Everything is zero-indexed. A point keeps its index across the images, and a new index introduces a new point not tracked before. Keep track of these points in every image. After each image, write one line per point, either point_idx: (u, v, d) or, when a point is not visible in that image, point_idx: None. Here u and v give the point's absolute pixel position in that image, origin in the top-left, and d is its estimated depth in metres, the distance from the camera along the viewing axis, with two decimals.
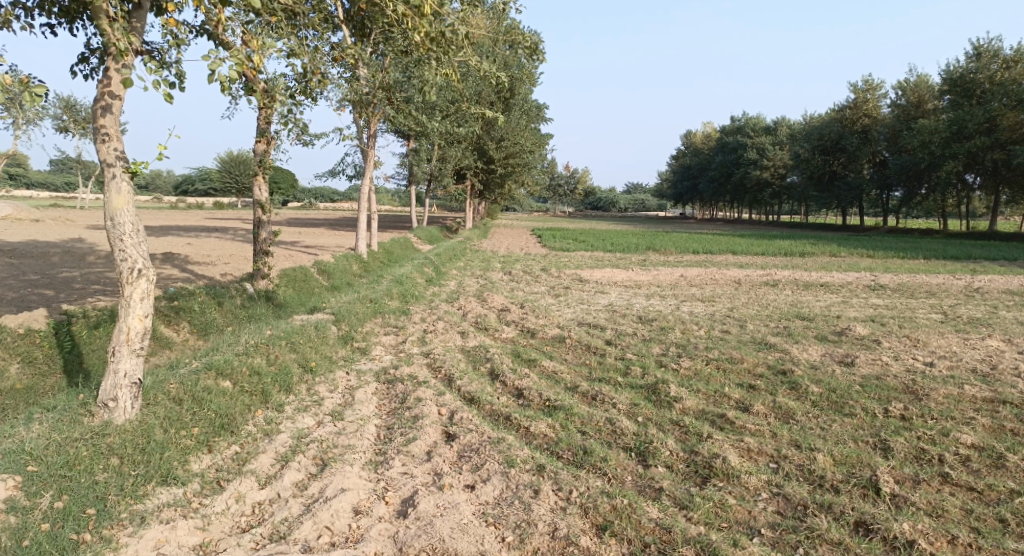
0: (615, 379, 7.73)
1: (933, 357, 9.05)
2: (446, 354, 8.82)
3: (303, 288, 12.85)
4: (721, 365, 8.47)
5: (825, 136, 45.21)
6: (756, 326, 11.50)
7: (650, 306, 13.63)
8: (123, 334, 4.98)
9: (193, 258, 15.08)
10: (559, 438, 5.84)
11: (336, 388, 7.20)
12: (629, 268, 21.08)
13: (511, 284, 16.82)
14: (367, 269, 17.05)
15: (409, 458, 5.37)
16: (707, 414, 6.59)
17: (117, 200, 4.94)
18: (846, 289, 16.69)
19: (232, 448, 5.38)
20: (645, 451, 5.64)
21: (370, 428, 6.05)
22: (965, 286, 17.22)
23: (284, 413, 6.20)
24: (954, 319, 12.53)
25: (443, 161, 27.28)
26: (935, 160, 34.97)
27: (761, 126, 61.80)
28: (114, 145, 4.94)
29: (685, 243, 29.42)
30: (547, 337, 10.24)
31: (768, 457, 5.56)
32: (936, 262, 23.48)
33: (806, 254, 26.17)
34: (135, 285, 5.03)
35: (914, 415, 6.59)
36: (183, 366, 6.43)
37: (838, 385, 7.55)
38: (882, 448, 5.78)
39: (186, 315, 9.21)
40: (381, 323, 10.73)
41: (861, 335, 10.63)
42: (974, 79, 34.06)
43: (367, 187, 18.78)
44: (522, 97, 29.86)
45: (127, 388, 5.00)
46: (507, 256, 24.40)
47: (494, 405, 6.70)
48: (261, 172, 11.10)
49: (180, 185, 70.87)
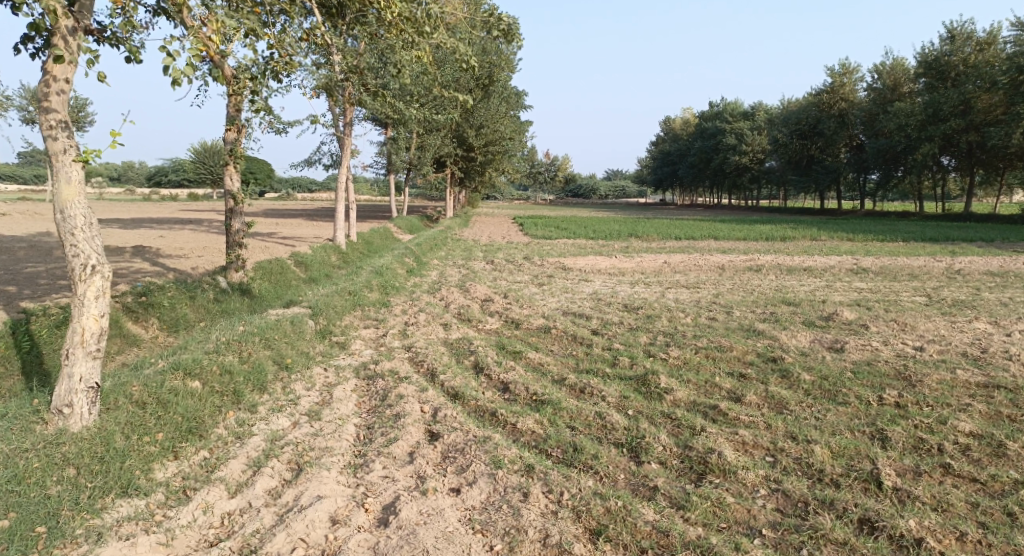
0: (604, 371, 7.50)
1: (922, 341, 8.95)
2: (429, 347, 8.52)
3: (279, 281, 12.44)
4: (710, 353, 8.27)
5: (804, 121, 45.38)
6: (743, 312, 11.34)
7: (635, 294, 13.45)
8: (77, 336, 4.62)
9: (164, 251, 14.59)
10: (547, 435, 5.59)
11: (314, 385, 6.88)
12: (612, 255, 20.87)
13: (493, 273, 16.55)
14: (346, 261, 16.62)
15: (390, 461, 5.08)
16: (700, 406, 6.39)
17: (67, 189, 4.55)
18: (829, 273, 16.64)
19: (201, 454, 5.03)
20: (637, 446, 5.42)
21: (349, 428, 5.75)
22: (945, 269, 17.24)
23: (258, 414, 5.86)
24: (938, 301, 12.53)
25: (422, 148, 26.81)
26: (912, 143, 35.14)
27: (739, 111, 61.95)
28: (65, 134, 4.57)
29: (667, 229, 29.25)
30: (532, 327, 9.99)
31: (764, 450, 5.37)
32: (916, 244, 23.58)
33: (787, 238, 26.18)
34: (89, 282, 4.66)
35: (909, 403, 6.45)
36: (149, 367, 6.06)
37: (830, 372, 7.40)
38: (880, 438, 5.63)
39: (155, 311, 8.79)
40: (361, 317, 10.37)
41: (849, 319, 10.52)
42: (948, 62, 34.23)
43: (345, 176, 18.32)
44: (501, 83, 29.38)
45: (83, 393, 4.65)
46: (489, 245, 24.08)
47: (478, 400, 6.44)
48: (232, 161, 10.64)
49: (153, 176, 69.47)
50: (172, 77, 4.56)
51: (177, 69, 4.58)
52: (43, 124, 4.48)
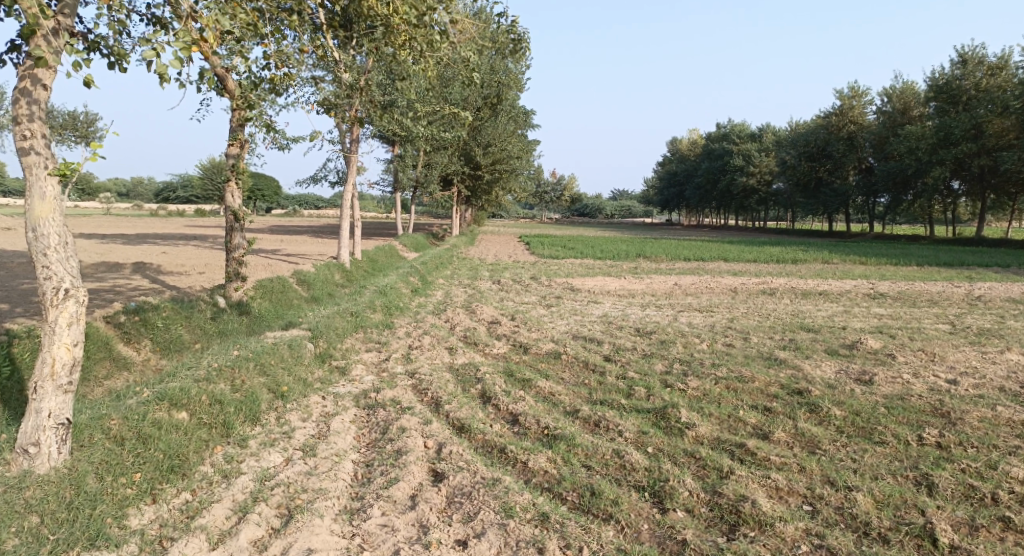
0: (618, 402, 7.03)
1: (955, 373, 8.44)
2: (433, 373, 8.07)
3: (280, 300, 12.02)
4: (731, 384, 7.78)
5: (812, 142, 45.12)
6: (760, 338, 10.85)
7: (646, 317, 12.95)
8: (46, 367, 4.25)
9: (164, 268, 14.23)
10: (561, 476, 5.14)
11: (310, 416, 6.42)
12: (621, 276, 20.42)
13: (500, 294, 16.14)
14: (349, 279, 16.22)
15: (390, 506, 4.62)
16: (725, 444, 5.90)
17: (41, 206, 4.18)
18: (846, 298, 16.15)
19: (182, 497, 4.59)
20: (661, 491, 4.94)
21: (347, 465, 5.31)
22: (966, 295, 16.72)
23: (247, 450, 5.41)
24: (963, 329, 12.02)
25: (429, 167, 26.63)
26: (922, 166, 34.66)
27: (746, 133, 61.90)
28: (38, 144, 4.20)
29: (676, 250, 28.79)
30: (541, 352, 9.52)
31: (799, 497, 4.90)
32: (930, 268, 23.10)
33: (799, 260, 25.70)
34: (61, 308, 4.28)
35: (952, 443, 5.97)
36: (133, 396, 5.61)
37: (862, 407, 6.90)
38: (926, 484, 5.15)
39: (148, 332, 8.35)
40: (363, 339, 9.93)
41: (874, 348, 10.02)
42: (959, 85, 33.85)
43: (350, 193, 17.96)
44: (510, 102, 29.26)
45: (52, 430, 4.26)
46: (496, 264, 23.67)
47: (486, 434, 5.98)
48: (234, 177, 10.25)
49: (162, 192, 69.82)
50: (157, 71, 4.21)
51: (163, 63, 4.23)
52: (18, 134, 4.14)
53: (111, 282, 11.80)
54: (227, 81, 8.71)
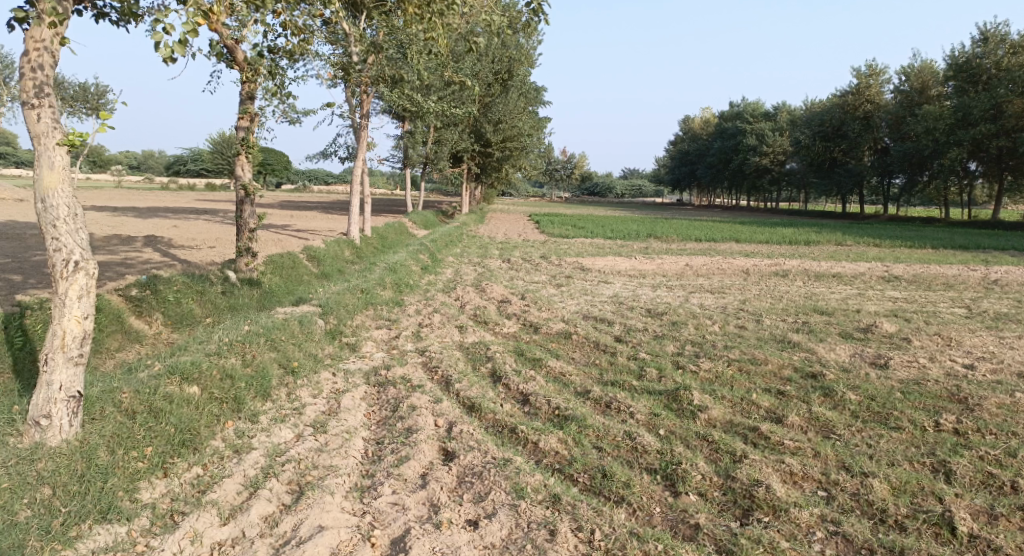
0: (630, 383, 6.96)
1: (972, 359, 8.31)
2: (443, 352, 8.03)
3: (291, 276, 12.00)
4: (744, 367, 7.69)
5: (827, 122, 44.39)
6: (773, 320, 10.74)
7: (657, 298, 12.85)
8: (57, 340, 4.22)
9: (176, 242, 14.23)
10: (573, 457, 5.10)
11: (321, 393, 6.39)
12: (632, 256, 20.27)
13: (510, 272, 16.07)
14: (359, 256, 16.18)
15: (400, 484, 4.60)
16: (738, 427, 5.83)
17: (49, 176, 4.11)
18: (860, 280, 15.95)
19: (193, 472, 4.59)
20: (673, 474, 4.90)
21: (357, 443, 5.28)
22: (982, 278, 16.49)
23: (258, 425, 5.39)
24: (979, 314, 11.84)
25: (439, 143, 26.44)
26: (939, 148, 34.03)
27: (760, 112, 61.07)
28: (48, 112, 4.13)
29: (687, 230, 28.53)
30: (552, 332, 9.46)
31: (814, 483, 4.84)
32: (945, 251, 22.80)
33: (812, 242, 25.40)
34: (71, 280, 4.23)
35: (970, 430, 5.87)
36: (144, 370, 5.59)
37: (878, 392, 6.81)
38: (943, 471, 5.08)
39: (160, 306, 8.33)
40: (373, 316, 9.90)
41: (889, 332, 9.88)
42: (979, 64, 33.10)
43: (360, 169, 17.84)
44: (521, 78, 28.88)
45: (64, 403, 4.24)
46: (505, 242, 23.57)
47: (497, 414, 5.93)
48: (244, 151, 10.15)
49: (172, 166, 70.02)
50: (162, 54, 4.21)
51: (168, 45, 4.22)
52: (25, 102, 4.06)
53: (123, 255, 11.80)
54: (236, 52, 8.54)
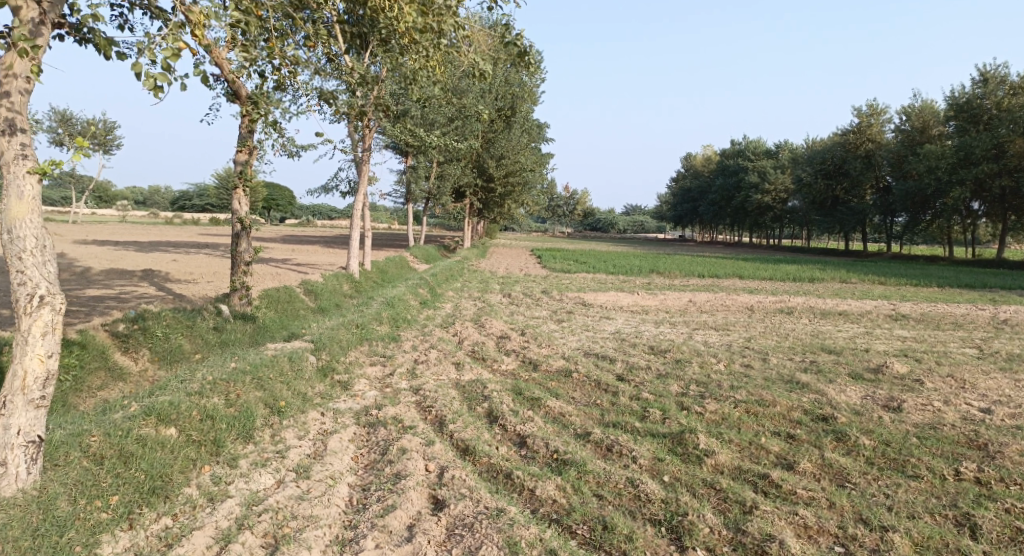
0: (632, 425, 6.64)
1: (989, 402, 7.96)
2: (438, 390, 7.72)
3: (286, 311, 11.74)
4: (751, 409, 7.36)
5: (828, 161, 44.61)
6: (780, 359, 10.41)
7: (660, 335, 12.56)
8: (17, 380, 3.98)
9: (172, 275, 14.02)
10: (571, 507, 4.77)
11: (307, 434, 6.09)
12: (635, 292, 20.01)
13: (510, 308, 15.79)
14: (358, 290, 15.95)
15: (385, 536, 4.29)
16: (747, 474, 5.50)
17: (16, 206, 3.92)
18: (868, 319, 15.64)
19: (162, 523, 4.30)
20: (678, 526, 4.57)
21: (342, 490, 4.96)
22: (991, 318, 16.19)
23: (237, 470, 5.08)
24: (991, 354, 11.50)
25: (442, 178, 26.45)
26: (941, 186, 34.01)
27: (761, 150, 61.56)
28: (18, 139, 3.96)
29: (690, 266, 28.34)
30: (551, 369, 9.15)
31: (830, 538, 4.51)
32: (951, 290, 22.53)
33: (816, 279, 25.16)
34: (35, 316, 4.01)
35: (993, 479, 5.54)
36: (120, 410, 5.31)
37: (893, 437, 6.47)
38: (967, 525, 4.75)
39: (147, 342, 8.07)
40: (368, 352, 9.61)
41: (901, 373, 9.55)
42: (980, 105, 33.32)
43: (361, 203, 17.72)
44: (523, 114, 29.09)
45: (21, 448, 3.98)
46: (506, 277, 23.37)
47: (492, 458, 5.61)
48: (241, 185, 10.00)
49: (177, 200, 70.57)
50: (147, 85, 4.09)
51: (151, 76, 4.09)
52: None
53: (118, 289, 11.61)
54: (240, 88, 8.49)
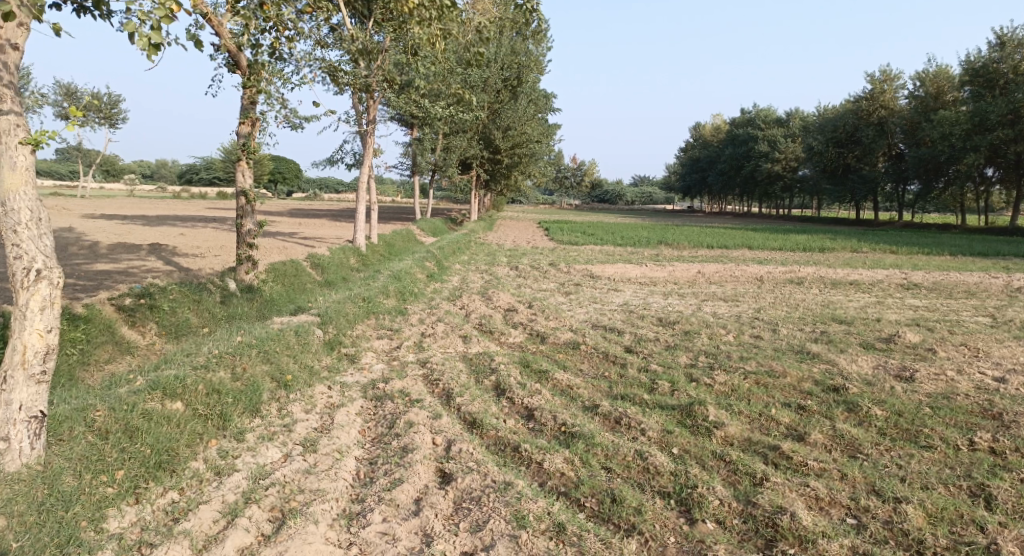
0: (641, 396, 6.59)
1: (1003, 371, 7.83)
2: (445, 363, 7.69)
3: (292, 284, 11.70)
4: (761, 380, 7.28)
5: (840, 128, 43.83)
6: (790, 330, 10.29)
7: (668, 306, 12.46)
8: (17, 355, 3.93)
9: (180, 250, 13.99)
10: (579, 479, 4.73)
11: (314, 407, 6.07)
12: (643, 263, 19.87)
13: (517, 280, 15.71)
14: (364, 264, 15.87)
15: (392, 510, 4.27)
16: (757, 446, 5.43)
17: (10, 178, 3.84)
18: (879, 288, 15.45)
19: (168, 497, 4.30)
20: (687, 498, 4.52)
21: (349, 463, 4.94)
22: (1004, 286, 15.94)
23: (244, 444, 5.07)
24: (1005, 323, 11.32)
25: (448, 150, 26.15)
26: (955, 153, 33.34)
27: (772, 118, 60.58)
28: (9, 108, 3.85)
29: (698, 237, 28.13)
30: (559, 342, 9.08)
31: (842, 509, 4.46)
32: (964, 259, 22.22)
33: (826, 248, 24.87)
34: (33, 290, 3.95)
35: (1007, 449, 5.44)
36: (125, 385, 5.29)
37: (906, 407, 6.37)
38: (982, 495, 4.68)
39: (154, 316, 8.06)
40: (374, 326, 9.58)
41: (913, 342, 9.41)
42: (996, 69, 32.46)
43: (367, 176, 17.56)
44: (530, 84, 28.65)
45: (24, 423, 3.95)
46: (514, 250, 23.24)
47: (499, 431, 5.57)
48: (245, 157, 9.88)
49: (184, 174, 70.53)
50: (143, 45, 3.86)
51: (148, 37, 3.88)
52: None
53: (126, 263, 11.61)
54: (239, 57, 8.33)
